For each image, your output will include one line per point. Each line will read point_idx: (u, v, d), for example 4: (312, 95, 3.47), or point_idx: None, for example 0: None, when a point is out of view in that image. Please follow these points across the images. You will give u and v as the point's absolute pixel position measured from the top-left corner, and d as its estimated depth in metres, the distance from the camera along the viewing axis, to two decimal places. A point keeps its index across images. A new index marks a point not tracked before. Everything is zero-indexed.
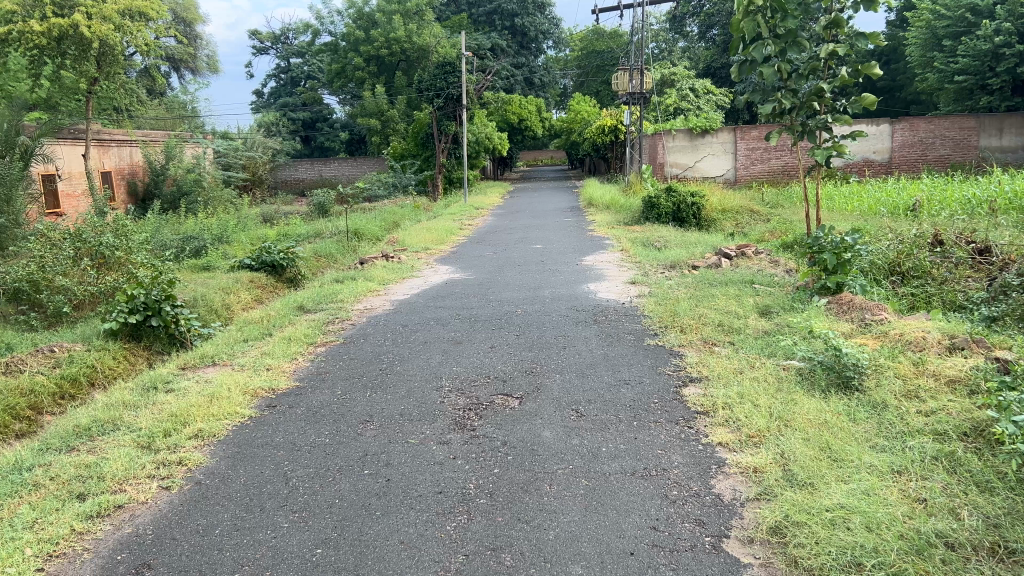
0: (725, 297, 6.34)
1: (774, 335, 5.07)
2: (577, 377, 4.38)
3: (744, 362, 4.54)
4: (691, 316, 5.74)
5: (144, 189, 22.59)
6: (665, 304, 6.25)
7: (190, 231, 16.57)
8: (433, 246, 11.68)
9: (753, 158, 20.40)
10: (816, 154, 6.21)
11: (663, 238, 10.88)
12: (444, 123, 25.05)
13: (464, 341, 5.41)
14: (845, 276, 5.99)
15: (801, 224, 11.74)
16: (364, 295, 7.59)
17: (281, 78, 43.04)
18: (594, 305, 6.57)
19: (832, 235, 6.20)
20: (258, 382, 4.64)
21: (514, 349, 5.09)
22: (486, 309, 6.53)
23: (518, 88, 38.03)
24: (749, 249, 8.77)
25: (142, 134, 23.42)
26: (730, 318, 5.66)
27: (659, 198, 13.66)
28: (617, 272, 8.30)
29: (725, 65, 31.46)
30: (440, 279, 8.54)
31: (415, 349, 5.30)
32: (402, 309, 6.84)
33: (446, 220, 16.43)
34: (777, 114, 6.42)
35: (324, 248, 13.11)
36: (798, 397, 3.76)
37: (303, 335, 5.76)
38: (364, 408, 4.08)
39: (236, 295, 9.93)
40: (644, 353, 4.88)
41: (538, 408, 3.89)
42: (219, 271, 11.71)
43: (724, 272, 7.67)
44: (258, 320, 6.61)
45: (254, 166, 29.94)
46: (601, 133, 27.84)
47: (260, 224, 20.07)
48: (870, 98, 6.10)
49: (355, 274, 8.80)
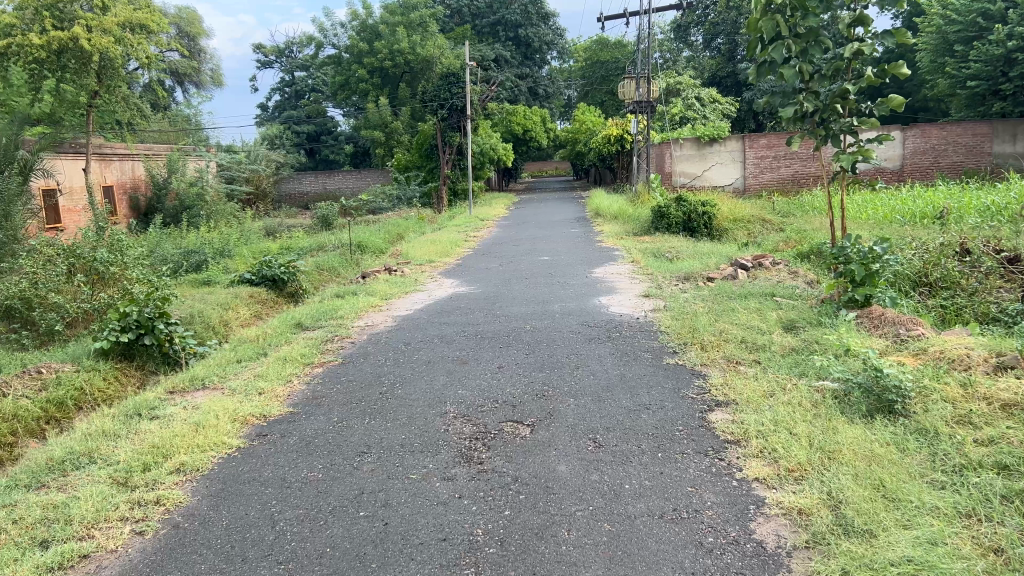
0: (745, 311, 6.00)
1: (803, 354, 4.73)
2: (591, 401, 4.05)
3: (774, 383, 4.19)
4: (713, 332, 5.41)
5: (146, 203, 22.37)
6: (682, 319, 5.92)
7: (191, 246, 16.33)
8: (437, 259, 11.36)
9: (762, 167, 20.10)
10: (840, 159, 5.86)
11: (674, 249, 10.56)
12: (448, 135, 24.82)
13: (470, 361, 5.08)
14: (873, 289, 5.64)
15: (817, 233, 11.40)
16: (365, 310, 7.26)
17: (285, 91, 42.93)
18: (607, 320, 6.23)
19: (859, 244, 5.83)
20: (248, 408, 4.30)
21: (523, 369, 4.76)
22: (493, 326, 6.22)
23: (522, 99, 37.83)
24: (767, 260, 8.43)
25: (144, 148, 23.22)
26: (753, 334, 5.32)
27: (669, 207, 13.36)
28: (629, 285, 7.98)
29: (731, 73, 31.15)
30: (445, 293, 8.22)
31: (417, 369, 4.98)
32: (404, 326, 6.51)
33: (450, 231, 16.16)
34: (798, 119, 6.09)
35: (326, 262, 12.83)
36: (837, 424, 3.40)
37: (299, 355, 5.43)
38: (361, 438, 3.74)
39: (234, 311, 9.64)
40: (664, 374, 4.54)
41: (551, 437, 3.55)
42: (219, 286, 11.43)
43: (742, 284, 7.33)
44: (254, 339, 6.29)
45: (258, 179, 29.77)
46: (607, 143, 27.58)
47: (264, 238, 19.82)
48: (898, 99, 5.74)
49: (357, 288, 8.49)
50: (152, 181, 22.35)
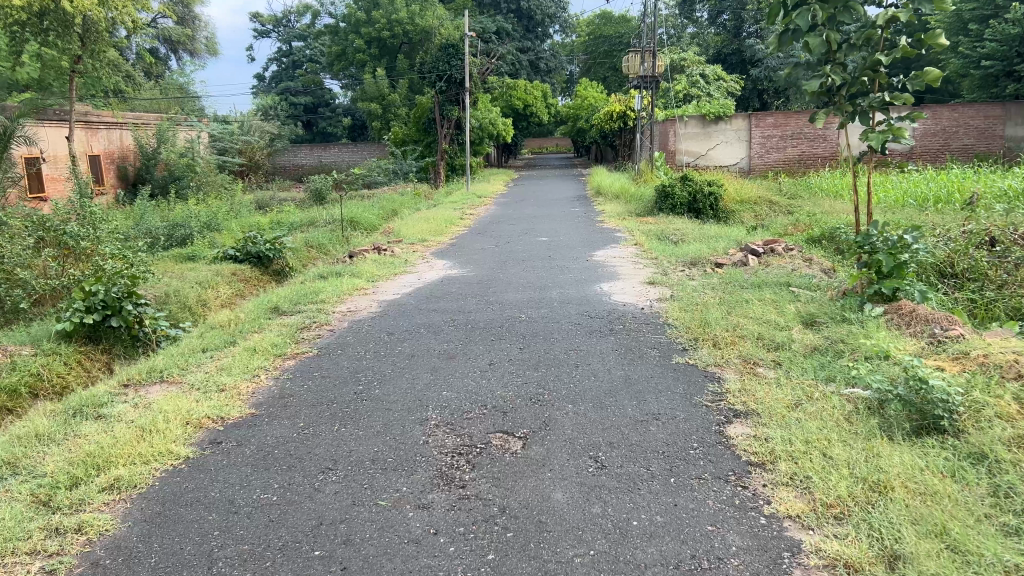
0: (758, 303, 5.50)
1: (828, 356, 4.24)
2: (593, 408, 3.56)
3: (800, 391, 3.69)
4: (726, 327, 4.91)
5: (135, 174, 21.79)
6: (691, 310, 5.43)
7: (178, 219, 15.79)
8: (430, 237, 10.85)
9: (768, 146, 19.52)
10: (869, 138, 5.25)
11: (679, 231, 10.05)
12: (446, 108, 24.18)
13: (458, 356, 4.59)
14: (901, 281, 5.12)
15: (829, 217, 10.88)
16: (348, 294, 6.75)
17: (283, 62, 42.07)
18: (608, 310, 5.72)
19: (887, 232, 5.30)
20: (205, 409, 3.81)
21: (518, 367, 4.28)
22: (485, 314, 5.72)
23: (523, 74, 37.10)
24: (780, 245, 7.90)
25: (133, 116, 22.57)
26: (770, 330, 4.83)
27: (674, 187, 12.80)
28: (633, 270, 7.49)
29: (736, 51, 30.41)
30: (437, 275, 7.72)
31: (399, 364, 4.49)
32: (389, 312, 6.01)
33: (445, 208, 15.63)
34: (823, 93, 5.53)
35: (315, 238, 12.32)
36: (879, 446, 2.91)
37: (270, 346, 4.93)
38: (328, 450, 3.26)
39: (214, 290, 9.15)
40: (674, 376, 4.06)
41: (546, 454, 3.06)
42: (201, 262, 10.94)
43: (753, 272, 6.83)
44: (225, 324, 5.79)
45: (252, 150, 29.17)
46: (609, 119, 26.94)
47: (255, 211, 19.30)
48: (935, 72, 5.16)
49: (342, 268, 7.98)
50: (141, 150, 21.74)
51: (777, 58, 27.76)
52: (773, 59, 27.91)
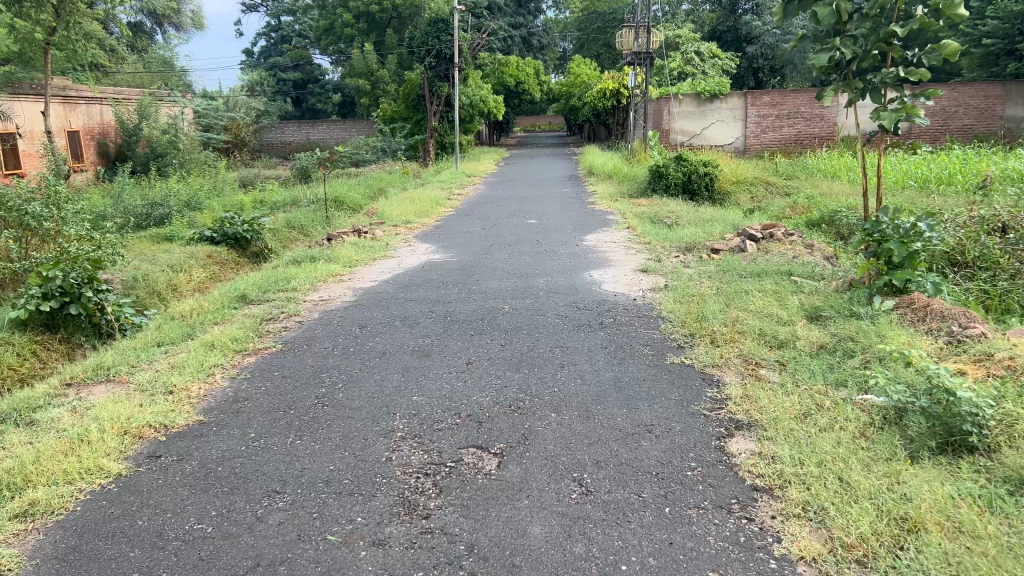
0: (759, 294, 5.12)
1: (837, 356, 3.88)
2: (577, 418, 3.19)
3: (809, 400, 3.32)
4: (728, 322, 4.54)
5: (116, 150, 21.18)
6: (687, 303, 5.05)
7: (156, 197, 15.30)
8: (415, 219, 10.43)
9: (764, 126, 19.10)
10: (881, 117, 4.83)
11: (673, 214, 9.68)
12: (436, 84, 23.62)
13: (434, 353, 4.21)
14: (914, 272, 4.74)
15: (828, 199, 10.54)
16: (323, 281, 6.35)
17: (272, 37, 41.11)
18: (598, 301, 5.35)
19: (898, 219, 4.90)
20: (148, 414, 3.42)
21: (497, 368, 3.89)
22: (465, 305, 5.33)
23: (515, 50, 36.45)
24: (780, 230, 7.50)
25: (113, 91, 21.89)
26: (773, 326, 4.47)
27: (668, 167, 12.35)
28: (625, 256, 7.10)
29: (732, 28, 29.84)
30: (419, 260, 7.32)
31: (368, 363, 4.10)
32: (365, 302, 5.61)
33: (433, 189, 15.18)
34: (833, 68, 5.08)
35: (296, 219, 11.89)
36: (905, 471, 2.54)
37: (230, 340, 4.54)
38: (278, 468, 2.87)
39: (187, 274, 8.72)
40: (669, 378, 3.69)
41: (524, 477, 2.69)
42: (176, 244, 10.51)
43: (753, 259, 6.46)
44: (187, 313, 5.37)
45: (237, 127, 28.54)
46: (602, 97, 26.44)
47: (238, 190, 18.79)
48: (953, 47, 4.64)
49: (318, 253, 7.55)
50: (122, 126, 21.10)
51: (773, 35, 27.20)
52: (770, 36, 27.36)
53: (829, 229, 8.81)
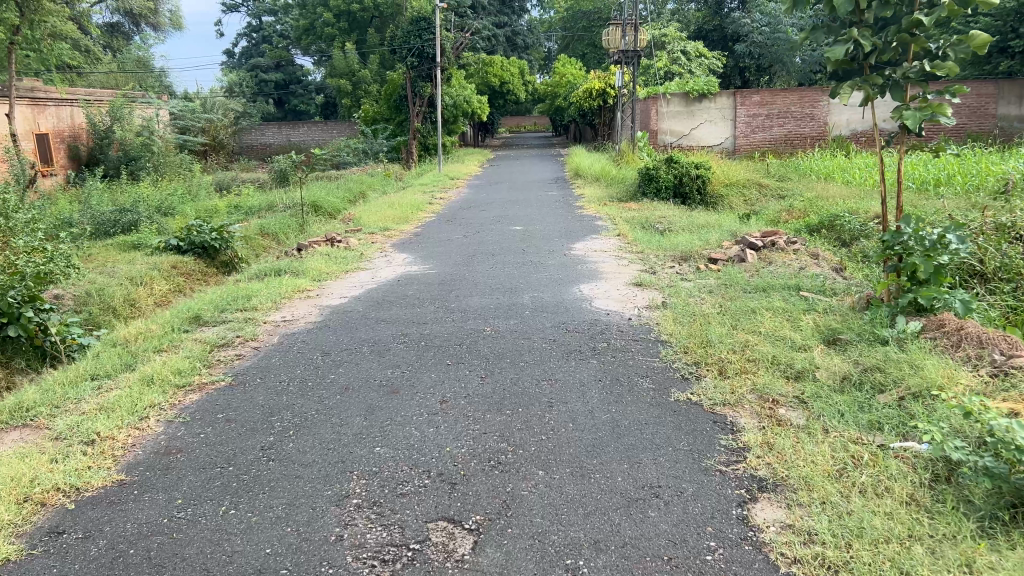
0: (766, 313, 4.63)
1: (865, 394, 3.37)
2: (569, 478, 2.68)
3: (841, 451, 2.81)
4: (736, 349, 4.04)
5: (88, 154, 20.34)
6: (687, 323, 4.54)
7: (126, 203, 14.65)
8: (393, 226, 9.90)
9: (754, 126, 18.69)
10: (903, 116, 4.32)
11: (665, 219, 9.20)
12: (418, 85, 23.08)
13: (405, 388, 3.67)
14: (940, 289, 4.24)
15: (826, 203, 10.11)
16: (287, 299, 5.80)
17: (253, 37, 40.22)
18: (590, 320, 4.83)
19: (922, 229, 4.38)
20: (58, 474, 2.86)
21: (475, 408, 3.36)
22: (442, 327, 4.80)
23: (499, 50, 35.94)
24: (781, 237, 7.01)
25: (85, 93, 21.12)
26: (786, 352, 3.97)
27: (658, 169, 11.87)
28: (616, 268, 6.59)
29: (718, 26, 29.44)
30: (395, 272, 6.78)
31: (327, 401, 3.56)
32: (330, 324, 5.07)
33: (415, 192, 14.70)
34: (848, 61, 4.53)
35: (269, 225, 11.31)
36: (980, 562, 2.04)
37: (172, 375, 3.98)
38: (202, 553, 2.33)
39: (148, 288, 8.15)
40: (675, 422, 3.17)
41: (505, 566, 2.17)
42: (140, 254, 9.92)
43: (755, 270, 5.97)
44: (132, 339, 4.78)
45: (215, 129, 27.86)
46: (588, 97, 25.99)
47: (214, 194, 18.17)
48: (982, 37, 4.10)
49: (286, 265, 7.00)
50: (94, 129, 20.28)
51: (762, 33, 26.82)
52: (758, 35, 26.97)
53: (830, 235, 8.34)
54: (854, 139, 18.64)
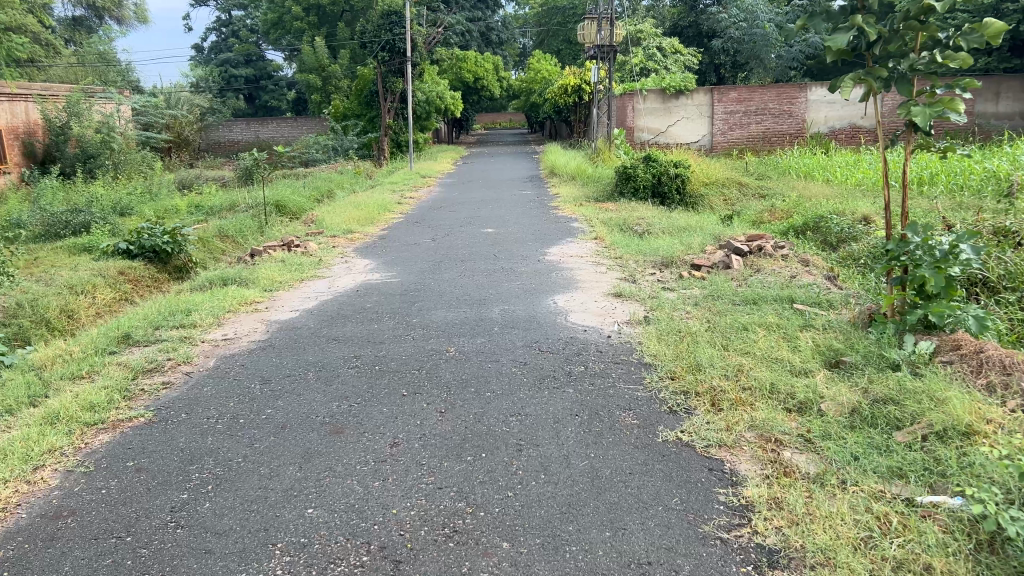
0: (759, 331, 4.19)
1: (882, 436, 2.91)
2: (538, 554, 2.20)
3: (864, 512, 2.35)
4: (729, 375, 3.58)
5: (44, 151, 19.10)
6: (674, 343, 4.07)
7: (79, 202, 13.93)
8: (357, 228, 9.37)
9: (731, 123, 18.34)
10: (910, 112, 3.87)
11: (643, 221, 8.78)
12: (389, 80, 22.47)
13: (350, 428, 3.16)
14: (954, 303, 3.79)
15: (809, 202, 9.77)
16: (229, 313, 5.25)
17: (222, 32, 39.14)
18: (566, 338, 4.35)
19: (931, 237, 3.93)
20: None
21: (431, 454, 2.87)
22: (400, 346, 4.30)
23: (473, 46, 35.42)
24: (768, 241, 6.60)
25: (40, 87, 19.99)
26: (785, 379, 3.51)
27: (636, 168, 11.45)
28: (593, 275, 6.13)
29: (693, 23, 29.17)
30: (354, 280, 6.27)
31: (259, 445, 3.05)
32: (276, 343, 4.55)
33: (384, 191, 14.17)
34: (849, 51, 4.07)
35: (229, 228, 10.71)
36: None
37: (80, 412, 3.43)
38: None
39: (90, 297, 7.54)
40: (667, 471, 2.69)
41: None
42: (87, 259, 9.28)
43: (741, 280, 5.54)
44: (48, 364, 4.21)
45: (180, 125, 27.03)
46: (563, 93, 25.57)
47: (176, 193, 17.47)
48: (999, 24, 3.66)
49: (235, 273, 6.45)
50: (49, 125, 19.02)
51: (739, 28, 26.52)
52: (735, 30, 26.68)
53: (816, 237, 7.96)
54: (834, 137, 18.25)
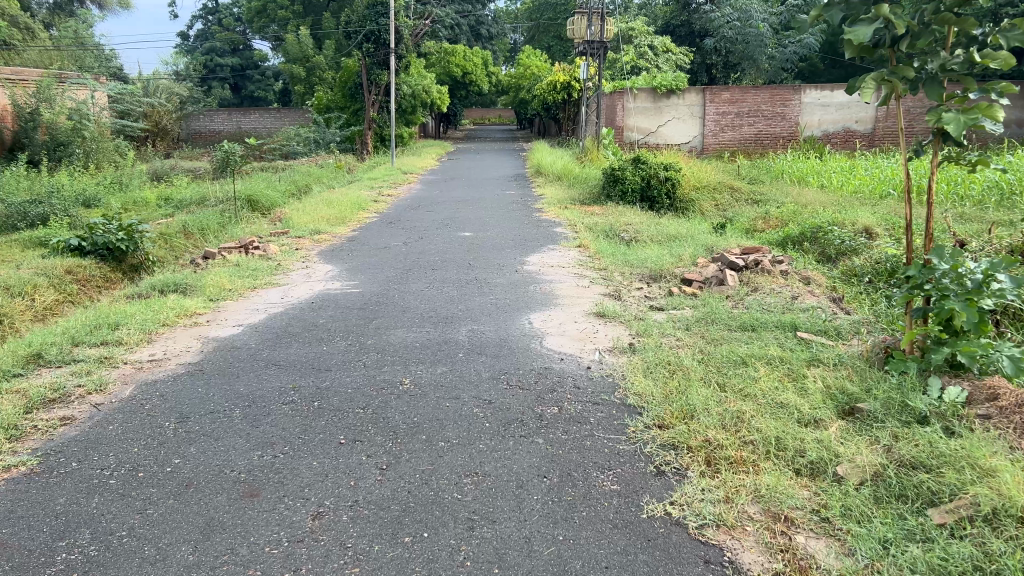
0: (759, 366, 3.64)
1: (918, 517, 2.35)
2: None
3: None
4: (728, 426, 3.03)
5: (13, 137, 17.94)
6: (663, 380, 3.51)
7: (41, 193, 13.21)
8: (327, 228, 8.78)
9: (723, 124, 17.84)
10: (941, 118, 3.32)
11: (631, 226, 8.24)
12: (374, 73, 21.80)
13: (267, 492, 2.58)
14: (988, 341, 3.22)
15: (805, 211, 9.28)
16: (162, 329, 4.65)
17: (209, 19, 38.25)
18: (540, 370, 3.78)
19: (962, 263, 3.38)
20: None
21: (360, 533, 2.31)
22: (349, 375, 3.73)
23: (462, 40, 34.77)
24: (765, 255, 6.07)
25: (10, 71, 18.83)
26: (794, 433, 2.96)
27: (624, 170, 10.92)
28: (576, 289, 5.58)
29: (686, 22, 28.62)
30: (311, 290, 5.69)
31: (153, 512, 2.47)
32: (206, 370, 3.95)
33: (361, 187, 13.56)
34: (868, 50, 3.53)
35: (194, 224, 10.09)
36: None
37: None
38: None
39: (29, 299, 6.90)
40: (653, 567, 2.14)
41: None
42: (36, 256, 8.61)
43: (736, 301, 5.00)
44: None
45: (158, 114, 26.27)
46: (552, 90, 25.01)
47: (147, 185, 16.77)
48: None
49: (181, 279, 5.85)
50: (19, 110, 17.86)
51: (732, 28, 25.95)
52: (728, 29, 26.10)
53: (813, 249, 7.46)
54: (827, 141, 17.84)
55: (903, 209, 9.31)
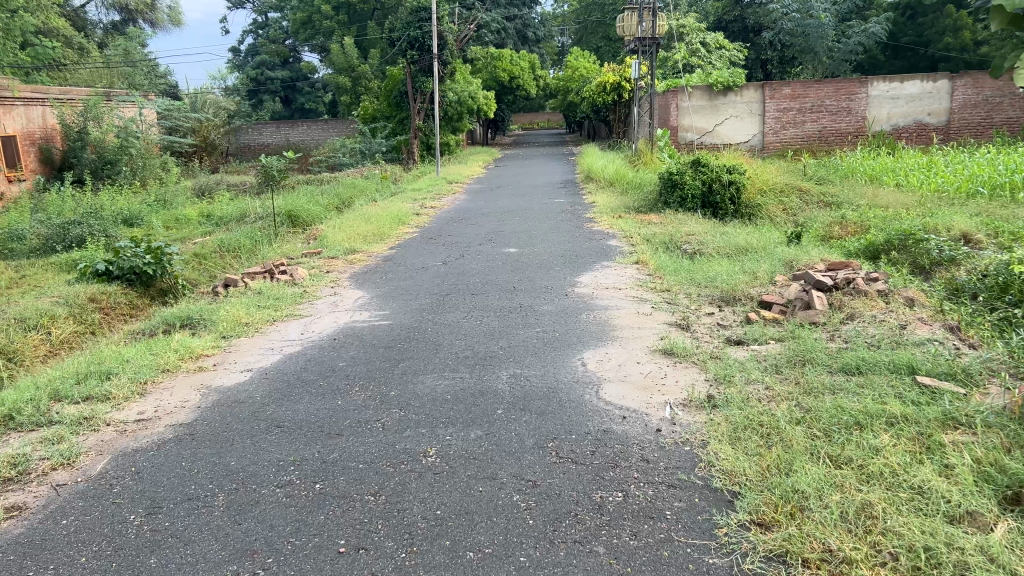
0: (879, 431, 2.85)
1: None
2: None
3: None
4: (854, 527, 2.25)
5: (61, 157, 17.63)
6: (758, 454, 2.73)
7: (82, 212, 12.93)
8: (364, 247, 8.16)
9: (785, 121, 16.79)
10: None
11: (694, 237, 7.43)
12: (418, 80, 21.25)
13: None
14: None
15: (886, 214, 8.33)
16: (160, 379, 4.03)
17: (259, 33, 38.36)
18: (597, 436, 3.02)
19: None
20: None
21: None
22: (364, 443, 3.04)
23: (509, 44, 34.14)
24: (856, 271, 5.23)
25: (57, 90, 18.49)
26: (952, 538, 2.15)
27: (683, 174, 10.07)
28: (636, 318, 4.83)
29: (739, 17, 27.48)
30: (335, 323, 5.04)
31: None
32: (197, 434, 3.31)
33: (405, 200, 12.96)
34: None
35: (230, 243, 9.60)
36: None
37: None
38: None
39: (44, 332, 6.38)
40: None
41: None
42: (63, 282, 8.15)
43: (831, 333, 4.16)
44: None
45: (206, 129, 26.21)
46: (601, 92, 24.20)
47: (192, 201, 16.47)
48: None
49: (196, 311, 5.25)
50: (67, 129, 17.58)
51: (791, 19, 24.62)
52: (787, 22, 24.76)
53: (903, 259, 6.57)
54: (898, 136, 16.62)
55: (998, 211, 8.28)
